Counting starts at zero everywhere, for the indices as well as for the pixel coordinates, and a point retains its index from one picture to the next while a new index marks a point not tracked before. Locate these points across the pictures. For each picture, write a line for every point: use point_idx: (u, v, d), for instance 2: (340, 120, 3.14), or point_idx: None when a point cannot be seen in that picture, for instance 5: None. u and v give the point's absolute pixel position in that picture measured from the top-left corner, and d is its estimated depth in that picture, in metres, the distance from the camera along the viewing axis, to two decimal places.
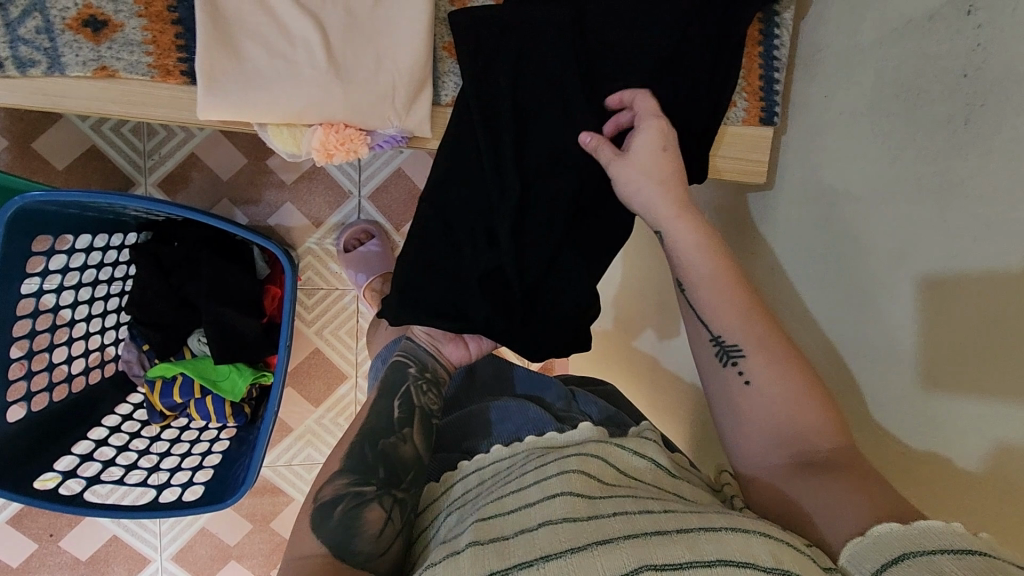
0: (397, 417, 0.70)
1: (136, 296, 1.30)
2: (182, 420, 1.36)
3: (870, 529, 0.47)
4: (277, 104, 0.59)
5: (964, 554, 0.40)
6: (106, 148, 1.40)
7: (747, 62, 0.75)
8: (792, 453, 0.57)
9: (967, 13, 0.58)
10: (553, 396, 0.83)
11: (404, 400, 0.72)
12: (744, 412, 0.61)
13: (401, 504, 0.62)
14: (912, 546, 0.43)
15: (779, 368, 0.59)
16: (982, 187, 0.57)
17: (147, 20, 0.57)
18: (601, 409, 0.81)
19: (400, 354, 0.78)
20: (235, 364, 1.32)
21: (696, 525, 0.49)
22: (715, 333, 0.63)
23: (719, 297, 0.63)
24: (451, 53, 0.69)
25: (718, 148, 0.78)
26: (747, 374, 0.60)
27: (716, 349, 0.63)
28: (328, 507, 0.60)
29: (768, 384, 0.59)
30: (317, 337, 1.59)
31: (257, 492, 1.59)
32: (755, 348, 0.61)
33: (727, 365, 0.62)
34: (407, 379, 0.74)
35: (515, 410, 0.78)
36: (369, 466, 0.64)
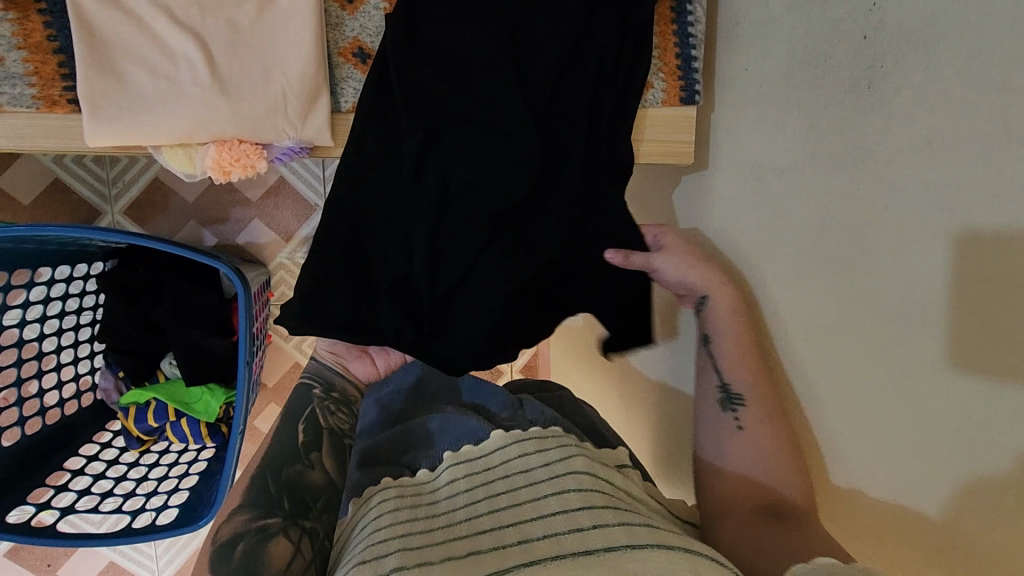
0: (303, 442, 0.69)
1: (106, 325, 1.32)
2: (161, 443, 1.36)
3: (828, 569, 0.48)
4: (164, 126, 0.59)
5: None
6: (69, 180, 1.41)
7: (661, 42, 0.73)
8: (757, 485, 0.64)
9: None
10: (498, 405, 0.75)
11: (310, 423, 0.71)
12: (732, 454, 0.67)
13: (310, 533, 0.59)
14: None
15: (770, 420, 0.66)
16: (891, 151, 0.55)
17: (26, 51, 0.57)
18: (545, 412, 0.72)
19: (306, 377, 0.80)
20: (208, 386, 1.33)
21: (621, 543, 0.47)
22: (723, 380, 0.69)
23: (735, 354, 0.69)
24: (348, 58, 0.67)
25: (640, 132, 0.76)
26: (740, 421, 0.68)
27: (722, 395, 0.70)
28: (227, 548, 0.55)
29: (761, 432, 0.66)
30: (296, 352, 1.60)
31: None
32: (757, 398, 0.67)
33: (727, 410, 0.69)
34: (312, 401, 0.75)
35: (448, 419, 0.72)
36: (273, 498, 0.61)
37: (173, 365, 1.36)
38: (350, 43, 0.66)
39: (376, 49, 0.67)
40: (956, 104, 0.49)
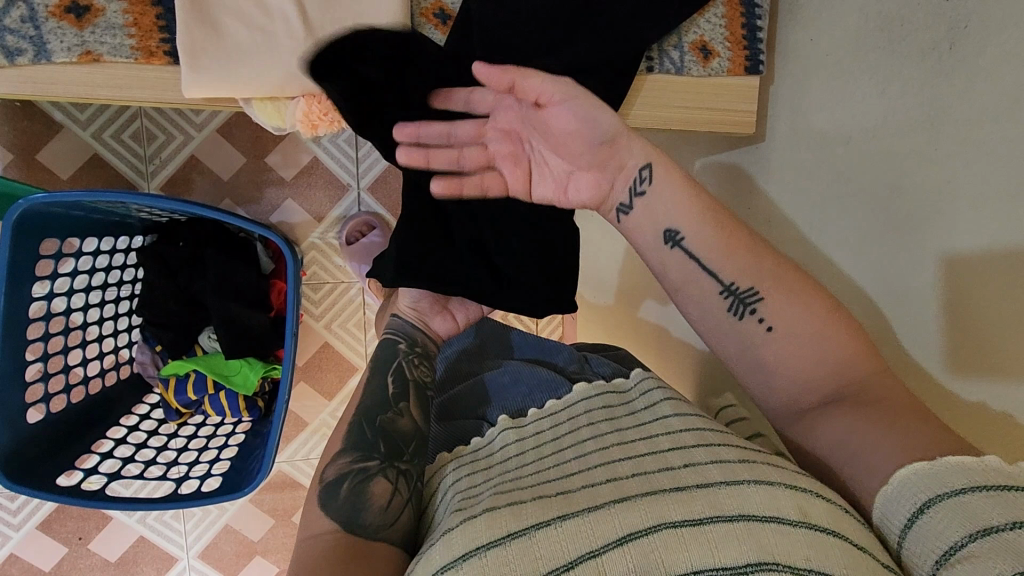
0: (392, 392, 0.70)
1: (146, 299, 1.33)
2: (197, 417, 1.38)
3: (891, 478, 0.49)
4: (258, 79, 0.61)
5: (995, 492, 0.42)
6: (108, 155, 1.43)
7: (728, 12, 0.74)
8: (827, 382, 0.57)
9: None
10: (564, 359, 0.82)
11: (398, 375, 0.73)
12: (772, 363, 0.60)
13: (405, 475, 0.62)
14: (935, 490, 0.45)
15: (798, 303, 0.59)
16: (973, 110, 0.56)
17: (127, 3, 0.58)
18: (613, 367, 0.80)
19: (388, 331, 0.79)
20: (246, 359, 1.34)
21: (718, 479, 0.48)
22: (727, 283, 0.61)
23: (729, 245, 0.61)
24: (430, 19, 0.67)
25: (704, 101, 0.77)
26: (766, 320, 0.60)
27: (729, 299, 0.61)
28: (333, 486, 0.60)
29: (790, 326, 0.59)
30: (327, 332, 1.62)
31: (277, 488, 1.62)
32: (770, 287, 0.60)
33: (745, 315, 0.61)
34: (398, 355, 0.75)
35: (524, 373, 0.78)
36: (370, 442, 0.63)
37: (212, 339, 1.38)
38: (432, 4, 0.67)
39: (457, 10, 0.67)
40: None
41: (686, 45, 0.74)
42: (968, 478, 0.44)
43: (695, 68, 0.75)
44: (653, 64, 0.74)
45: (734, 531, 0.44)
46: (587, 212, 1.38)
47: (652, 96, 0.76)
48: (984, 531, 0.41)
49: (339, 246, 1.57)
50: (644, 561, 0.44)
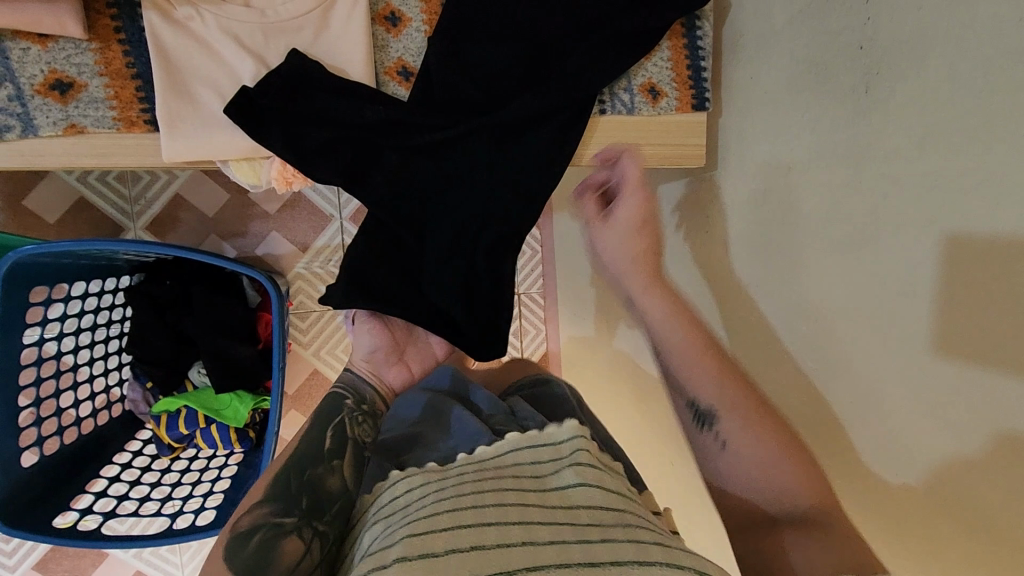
0: (328, 448, 0.71)
1: (136, 337, 1.35)
2: (190, 450, 1.40)
3: None
4: (234, 142, 0.65)
5: None
6: (93, 199, 1.46)
7: (674, 55, 0.79)
8: (772, 488, 0.62)
9: None
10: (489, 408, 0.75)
11: (337, 431, 0.74)
12: (729, 471, 0.66)
13: (322, 537, 0.62)
14: None
15: (751, 427, 0.65)
16: (890, 147, 0.60)
17: (108, 77, 0.62)
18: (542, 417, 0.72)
19: (337, 386, 0.81)
20: (237, 393, 1.37)
21: (629, 559, 0.47)
22: (691, 399, 0.69)
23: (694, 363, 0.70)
24: (393, 76, 0.71)
25: (656, 138, 0.82)
26: (721, 436, 0.66)
27: (693, 414, 0.69)
28: (245, 537, 0.59)
29: (741, 449, 0.65)
30: (315, 359, 1.65)
31: None
32: (727, 408, 0.67)
33: (705, 429, 0.68)
34: (342, 410, 0.77)
35: (452, 422, 0.72)
36: (292, 496, 0.64)
37: (202, 374, 1.40)
38: (394, 63, 0.71)
39: (418, 67, 0.71)
40: (937, 102, 0.56)
41: (635, 87, 0.79)
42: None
43: (645, 109, 0.80)
44: (605, 106, 0.79)
45: None
46: (564, 236, 1.44)
47: (607, 137, 0.81)
48: None
49: (325, 275, 1.60)
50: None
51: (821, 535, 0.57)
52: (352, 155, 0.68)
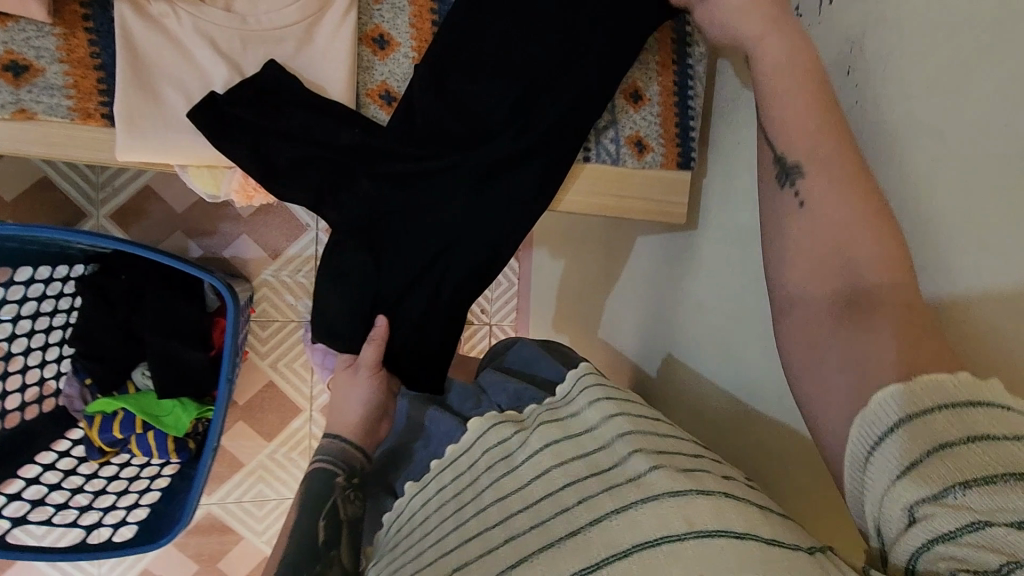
0: (323, 539, 0.59)
1: (80, 330, 1.28)
2: (123, 456, 1.33)
3: (872, 400, 0.42)
4: (195, 149, 0.61)
5: (991, 441, 0.36)
6: (56, 179, 1.39)
7: (664, 111, 0.79)
8: (840, 281, 0.49)
9: (846, 72, 0.63)
10: (460, 396, 0.75)
11: (331, 517, 0.61)
12: (796, 233, 0.53)
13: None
14: (944, 403, 0.39)
15: (841, 180, 0.52)
16: None
17: (68, 65, 0.59)
18: (511, 395, 0.74)
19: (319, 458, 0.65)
20: (180, 399, 1.30)
21: (609, 511, 0.47)
22: (777, 152, 0.56)
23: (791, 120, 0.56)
24: (375, 99, 0.69)
25: (637, 191, 0.80)
26: (801, 194, 0.54)
27: (775, 170, 0.56)
28: None
29: (823, 193, 0.52)
30: (271, 370, 1.59)
31: (204, 532, 1.59)
32: (817, 164, 0.53)
33: (785, 185, 0.55)
34: (336, 489, 0.63)
35: (427, 423, 0.71)
36: None
37: (145, 376, 1.33)
38: (378, 86, 0.69)
39: (402, 92, 0.69)
40: (915, 195, 0.55)
41: (622, 138, 0.78)
42: (969, 395, 0.39)
43: (630, 161, 0.79)
44: (590, 153, 0.78)
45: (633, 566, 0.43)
46: (542, 272, 1.42)
47: (589, 185, 0.79)
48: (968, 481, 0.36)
49: (292, 285, 1.55)
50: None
51: (868, 308, 0.46)
52: (319, 176, 0.65)
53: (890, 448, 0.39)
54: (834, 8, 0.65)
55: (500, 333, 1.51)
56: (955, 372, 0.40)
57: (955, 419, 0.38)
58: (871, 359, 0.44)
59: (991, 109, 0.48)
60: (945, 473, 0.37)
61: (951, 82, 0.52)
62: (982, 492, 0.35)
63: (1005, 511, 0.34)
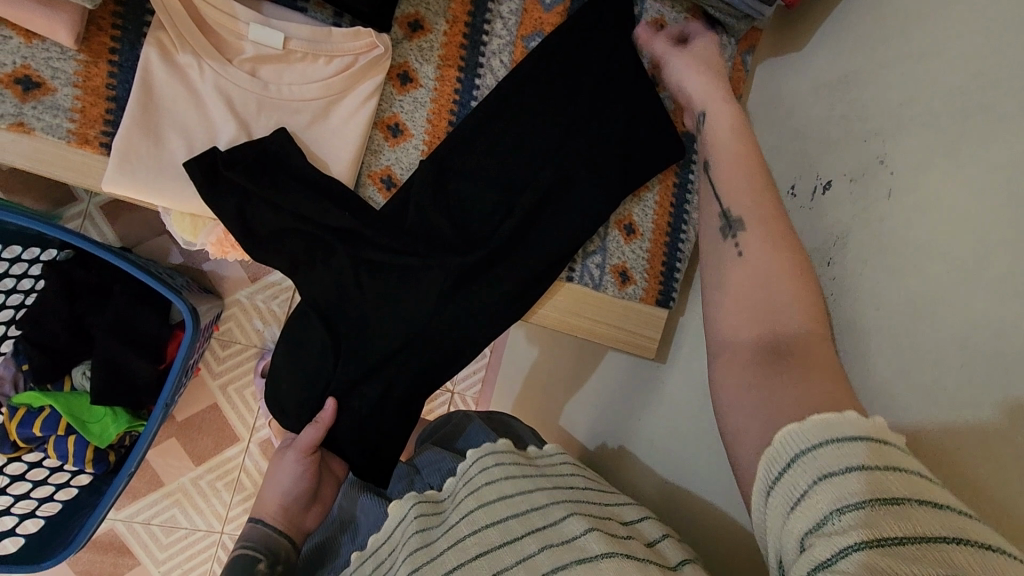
0: None
1: (32, 313, 1.23)
2: (37, 454, 1.25)
3: (776, 440, 0.45)
4: (184, 199, 0.61)
5: (871, 469, 0.39)
6: None
7: (653, 249, 0.81)
8: (766, 333, 0.53)
9: (827, 263, 0.65)
10: (395, 480, 0.73)
11: None
12: (731, 282, 0.58)
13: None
14: (831, 434, 0.42)
15: (771, 244, 0.58)
16: None
17: (81, 91, 0.59)
18: (445, 473, 0.71)
19: (241, 543, 0.63)
20: (113, 409, 1.24)
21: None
22: (724, 208, 0.63)
23: (736, 186, 0.63)
24: (375, 182, 0.70)
25: (614, 320, 0.81)
26: (742, 247, 0.59)
27: (722, 222, 0.62)
28: None
29: (761, 256, 0.58)
30: (219, 392, 1.53)
31: (100, 549, 1.49)
32: (756, 223, 0.60)
33: (728, 237, 0.61)
34: None
35: (359, 511, 0.68)
36: None
37: (84, 375, 1.27)
38: (381, 170, 0.70)
39: (403, 180, 0.71)
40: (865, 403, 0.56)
41: (608, 267, 0.79)
42: (853, 429, 0.41)
43: (611, 289, 0.80)
44: (573, 273, 0.78)
45: None
46: (514, 353, 1.41)
47: (565, 303, 0.79)
48: (851, 507, 0.38)
49: (264, 312, 1.52)
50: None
51: (795, 374, 0.49)
52: (302, 246, 0.66)
53: (787, 483, 0.42)
54: (825, 198, 0.68)
55: (460, 403, 1.48)
56: (842, 411, 0.43)
57: (839, 450, 0.40)
58: (788, 407, 0.47)
59: (950, 351, 0.50)
60: (828, 501, 0.39)
61: (918, 310, 0.54)
62: (857, 513, 0.37)
63: (882, 531, 0.36)
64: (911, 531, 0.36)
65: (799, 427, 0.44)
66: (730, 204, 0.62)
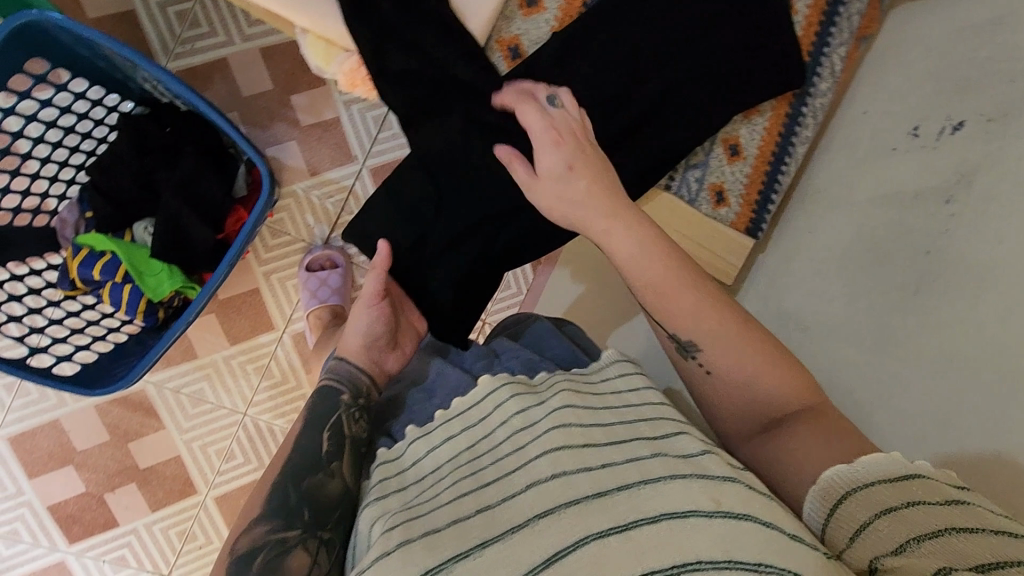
0: (326, 449, 0.62)
1: (101, 161, 1.24)
2: (89, 298, 1.27)
3: (822, 476, 0.49)
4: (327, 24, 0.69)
5: (937, 506, 0.43)
6: (143, 18, 1.24)
7: (754, 173, 0.80)
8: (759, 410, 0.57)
9: (945, 201, 0.64)
10: (472, 355, 0.73)
11: (334, 433, 0.63)
12: (717, 398, 0.60)
13: (326, 546, 0.56)
14: (887, 475, 0.46)
15: (734, 354, 0.58)
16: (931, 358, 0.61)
17: None
18: (523, 361, 0.70)
19: (326, 376, 0.68)
20: (170, 266, 1.24)
21: (637, 479, 0.48)
22: (670, 330, 0.61)
23: (665, 296, 0.60)
24: (502, 48, 0.73)
25: (705, 240, 0.81)
26: (707, 365, 0.59)
27: (676, 344, 0.61)
28: (247, 557, 0.55)
29: (729, 370, 0.58)
30: (263, 280, 1.34)
31: (127, 406, 1.31)
32: (710, 336, 0.59)
33: (690, 359, 0.61)
34: (336, 408, 0.65)
35: (429, 373, 0.70)
36: (291, 509, 0.57)
37: (146, 231, 1.26)
38: (510, 38, 0.73)
39: (529, 53, 0.73)
40: (969, 328, 0.57)
41: (706, 184, 0.80)
42: (909, 469, 0.46)
43: (705, 207, 0.80)
44: (672, 183, 0.80)
45: (660, 531, 0.44)
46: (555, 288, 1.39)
47: (658, 212, 0.82)
48: (917, 538, 0.42)
49: (320, 208, 1.33)
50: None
51: (790, 450, 0.53)
52: None
53: (845, 514, 0.46)
54: (953, 138, 0.66)
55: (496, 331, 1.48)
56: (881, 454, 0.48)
57: (894, 488, 0.45)
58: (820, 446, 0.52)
59: None
60: (898, 532, 0.42)
61: None
62: (928, 542, 0.41)
63: (960, 557, 0.39)
64: (995, 555, 0.38)
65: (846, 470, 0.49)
66: (675, 325, 0.60)
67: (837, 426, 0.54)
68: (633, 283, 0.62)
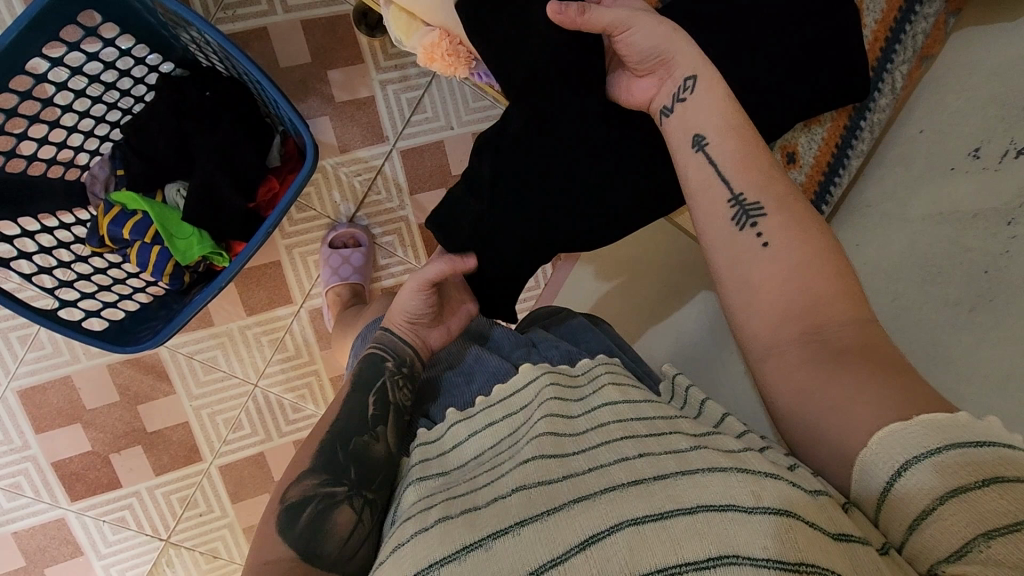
0: (371, 413, 0.64)
1: (138, 120, 1.23)
2: (116, 256, 1.27)
3: (874, 437, 0.44)
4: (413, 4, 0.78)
5: (1008, 486, 0.38)
6: None
7: (806, 183, 0.81)
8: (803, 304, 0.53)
9: (1007, 222, 0.65)
10: (509, 343, 0.74)
11: (379, 397, 0.65)
12: (755, 275, 0.56)
13: (370, 506, 0.58)
14: (952, 441, 0.41)
15: (798, 227, 0.56)
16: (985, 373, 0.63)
17: None
18: (562, 352, 0.70)
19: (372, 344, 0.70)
20: (200, 231, 1.22)
21: (674, 467, 0.46)
22: (735, 194, 0.59)
23: (739, 162, 0.60)
24: None
25: None
26: (765, 234, 0.57)
27: (735, 208, 0.59)
28: (294, 510, 0.57)
29: (785, 247, 0.56)
30: (284, 252, 1.31)
31: (141, 368, 1.29)
32: (777, 206, 0.57)
33: (745, 225, 0.58)
34: (382, 373, 0.67)
35: (468, 360, 0.71)
36: (341, 466, 0.59)
37: (178, 193, 1.25)
38: None
39: None
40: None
41: None
42: (975, 436, 0.41)
43: None
44: None
45: (695, 524, 0.41)
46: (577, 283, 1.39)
47: None
48: (995, 529, 0.37)
49: (348, 186, 1.30)
50: (604, 565, 0.40)
51: (842, 367, 0.49)
52: None
53: (904, 491, 0.41)
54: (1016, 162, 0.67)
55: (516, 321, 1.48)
56: (953, 413, 0.42)
57: (965, 461, 0.40)
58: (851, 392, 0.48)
59: None
60: (969, 524, 0.38)
61: None
62: (1007, 538, 0.36)
63: None
64: None
65: (905, 428, 0.43)
66: (744, 187, 0.59)
67: (890, 363, 0.48)
68: (703, 137, 0.62)
